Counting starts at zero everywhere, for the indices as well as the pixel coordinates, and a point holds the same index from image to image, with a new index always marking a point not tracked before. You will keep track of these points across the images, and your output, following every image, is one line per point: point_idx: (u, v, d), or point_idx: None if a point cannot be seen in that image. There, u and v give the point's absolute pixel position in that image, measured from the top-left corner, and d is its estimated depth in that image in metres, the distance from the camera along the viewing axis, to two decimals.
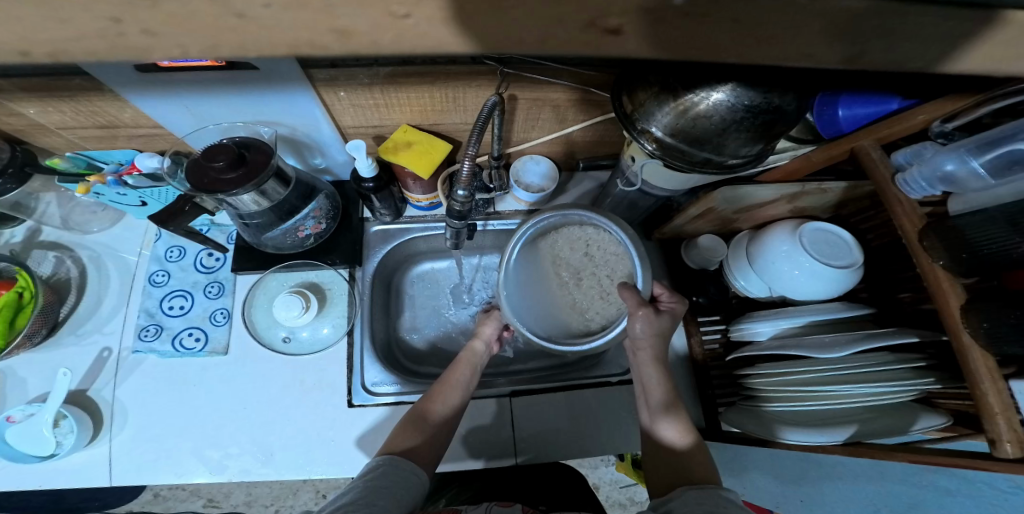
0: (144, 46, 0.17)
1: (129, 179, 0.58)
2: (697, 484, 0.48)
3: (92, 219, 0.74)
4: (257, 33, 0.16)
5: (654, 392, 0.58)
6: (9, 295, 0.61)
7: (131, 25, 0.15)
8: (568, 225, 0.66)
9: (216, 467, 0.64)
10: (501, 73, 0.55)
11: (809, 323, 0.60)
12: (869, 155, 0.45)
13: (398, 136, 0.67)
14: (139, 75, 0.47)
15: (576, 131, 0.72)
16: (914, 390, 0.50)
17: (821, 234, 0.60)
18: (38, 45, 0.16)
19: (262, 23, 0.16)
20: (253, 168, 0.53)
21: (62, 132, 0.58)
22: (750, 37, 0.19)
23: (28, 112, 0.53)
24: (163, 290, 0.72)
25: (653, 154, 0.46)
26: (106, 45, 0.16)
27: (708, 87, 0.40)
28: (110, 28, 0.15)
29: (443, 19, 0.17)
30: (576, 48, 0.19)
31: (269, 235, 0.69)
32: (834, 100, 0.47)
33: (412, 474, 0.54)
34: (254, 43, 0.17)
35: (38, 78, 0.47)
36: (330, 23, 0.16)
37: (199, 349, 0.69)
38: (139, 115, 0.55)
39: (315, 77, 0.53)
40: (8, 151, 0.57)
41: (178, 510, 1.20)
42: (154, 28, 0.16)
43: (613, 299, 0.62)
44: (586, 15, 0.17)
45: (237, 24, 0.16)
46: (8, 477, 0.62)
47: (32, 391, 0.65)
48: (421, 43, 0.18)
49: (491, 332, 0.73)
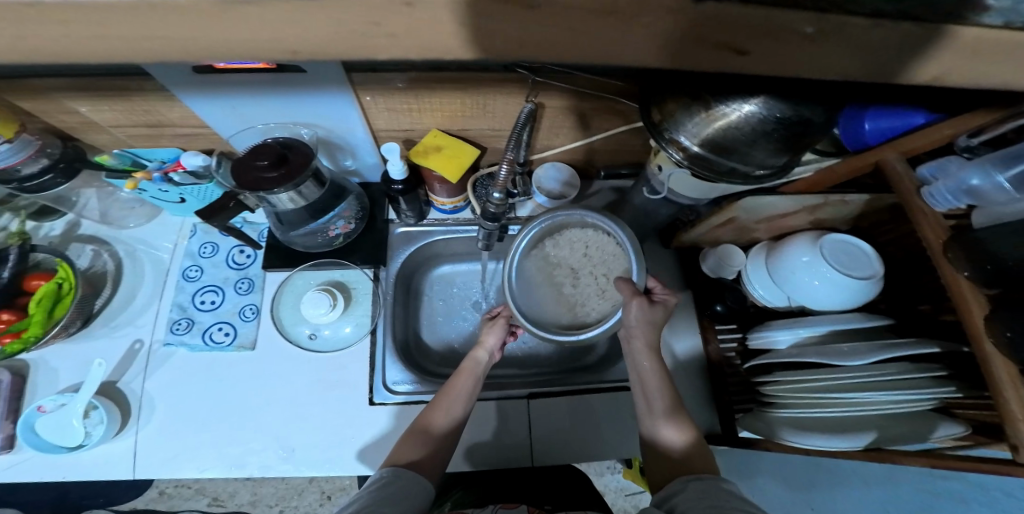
0: (381, 46, 0.20)
1: (175, 176, 0.60)
2: (696, 476, 0.50)
3: (129, 214, 0.76)
4: (465, 37, 0.19)
5: (653, 385, 0.60)
6: (48, 286, 0.63)
7: (381, 29, 0.18)
8: (569, 227, 0.68)
9: (236, 462, 0.65)
10: (530, 81, 0.57)
11: (829, 331, 0.62)
12: (894, 168, 0.46)
13: (427, 141, 0.69)
14: (193, 76, 0.49)
15: (599, 140, 0.73)
16: (934, 398, 0.51)
17: (842, 245, 0.60)
18: (301, 42, 0.19)
19: (475, 29, 0.19)
20: (294, 169, 0.55)
21: (113, 130, 0.60)
22: (863, 59, 0.21)
23: (82, 109, 0.55)
24: (195, 284, 0.73)
25: (681, 163, 0.47)
26: (350, 44, 0.19)
27: (739, 98, 0.40)
28: (367, 31, 0.18)
29: (607, 34, 0.19)
30: (698, 63, 0.22)
31: (298, 233, 0.71)
32: (861, 113, 0.49)
33: (418, 483, 0.54)
34: (456, 46, 0.20)
35: (91, 77, 0.49)
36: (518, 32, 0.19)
37: (228, 343, 0.71)
38: (188, 115, 0.57)
39: (357, 80, 0.55)
40: (60, 147, 0.61)
41: (183, 510, 1.15)
42: (397, 29, 0.18)
43: (610, 297, 0.64)
44: (719, 38, 0.20)
45: (456, 29, 0.19)
46: (32, 468, 0.63)
47: (63, 381, 0.67)
48: (578, 46, 0.20)
49: (493, 341, 0.72)
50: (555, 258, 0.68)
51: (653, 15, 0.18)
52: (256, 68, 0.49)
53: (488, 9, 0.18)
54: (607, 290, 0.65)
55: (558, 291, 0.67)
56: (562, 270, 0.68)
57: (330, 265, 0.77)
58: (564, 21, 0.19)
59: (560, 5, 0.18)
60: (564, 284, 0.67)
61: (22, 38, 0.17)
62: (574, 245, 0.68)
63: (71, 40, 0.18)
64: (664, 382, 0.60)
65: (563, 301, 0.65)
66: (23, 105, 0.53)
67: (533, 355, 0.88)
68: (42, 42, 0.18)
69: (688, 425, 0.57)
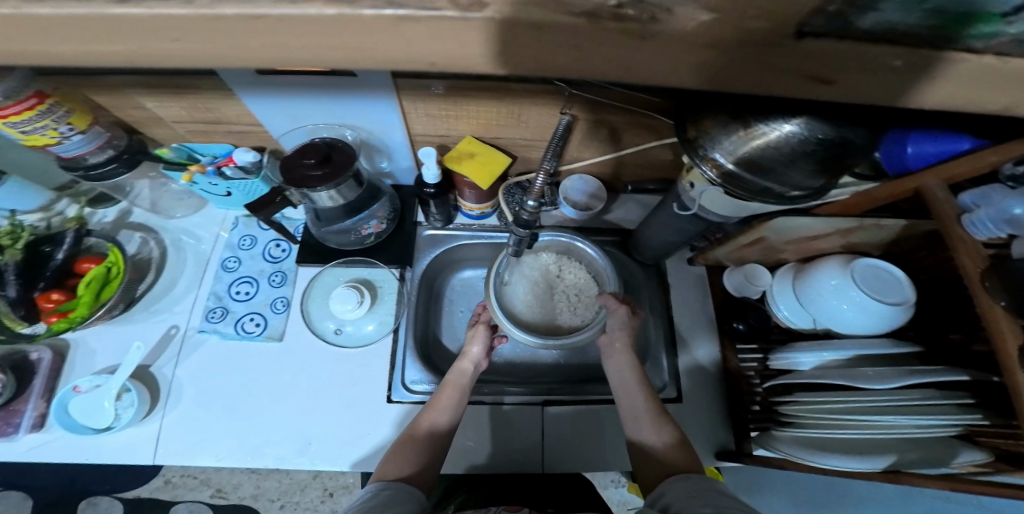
0: (500, 65, 0.21)
1: (226, 170, 0.63)
2: (681, 473, 0.51)
3: (178, 205, 0.79)
4: (577, 60, 0.20)
5: (633, 388, 0.62)
6: (99, 269, 0.68)
7: (506, 50, 0.20)
8: (543, 250, 0.75)
9: (253, 453, 0.66)
10: (567, 94, 0.59)
11: (855, 357, 0.61)
12: (935, 195, 0.45)
13: (462, 147, 0.71)
14: (254, 77, 0.52)
15: (629, 154, 0.75)
16: (960, 425, 0.50)
17: (873, 270, 0.60)
18: (428, 56, 0.20)
19: (587, 52, 0.20)
20: (337, 168, 0.58)
21: (174, 125, 0.64)
22: (948, 93, 0.22)
23: (150, 104, 0.59)
24: (232, 275, 0.76)
25: (714, 180, 0.46)
26: (474, 62, 0.21)
27: (779, 118, 0.39)
28: (495, 50, 0.20)
29: (706, 66, 0.20)
30: (782, 92, 0.23)
31: (334, 229, 0.74)
32: (903, 137, 0.47)
33: (408, 492, 0.52)
34: (566, 67, 0.21)
35: (166, 76, 0.53)
36: (623, 58, 0.20)
37: (258, 333, 0.73)
38: (245, 114, 0.60)
39: (402, 85, 0.58)
40: (125, 139, 0.64)
41: (187, 500, 1.11)
42: (518, 49, 0.20)
43: (581, 312, 0.72)
44: (810, 71, 0.21)
45: (571, 53, 0.20)
46: (60, 447, 0.64)
47: (100, 363, 0.69)
48: (673, 77, 0.22)
49: (477, 352, 0.69)
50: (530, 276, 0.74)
51: (756, 52, 0.19)
52: (310, 71, 0.52)
53: (605, 39, 0.19)
54: (579, 307, 0.72)
55: (541, 302, 0.72)
56: (545, 284, 0.74)
57: (360, 263, 0.79)
58: (672, 55, 0.20)
59: (670, 39, 0.19)
60: (546, 297, 0.73)
61: (197, 38, 0.19)
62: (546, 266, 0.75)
63: (246, 43, 0.20)
64: (644, 388, 0.62)
65: (544, 311, 0.72)
66: (98, 100, 0.58)
67: (547, 365, 0.86)
68: (214, 42, 0.20)
69: (668, 426, 0.58)
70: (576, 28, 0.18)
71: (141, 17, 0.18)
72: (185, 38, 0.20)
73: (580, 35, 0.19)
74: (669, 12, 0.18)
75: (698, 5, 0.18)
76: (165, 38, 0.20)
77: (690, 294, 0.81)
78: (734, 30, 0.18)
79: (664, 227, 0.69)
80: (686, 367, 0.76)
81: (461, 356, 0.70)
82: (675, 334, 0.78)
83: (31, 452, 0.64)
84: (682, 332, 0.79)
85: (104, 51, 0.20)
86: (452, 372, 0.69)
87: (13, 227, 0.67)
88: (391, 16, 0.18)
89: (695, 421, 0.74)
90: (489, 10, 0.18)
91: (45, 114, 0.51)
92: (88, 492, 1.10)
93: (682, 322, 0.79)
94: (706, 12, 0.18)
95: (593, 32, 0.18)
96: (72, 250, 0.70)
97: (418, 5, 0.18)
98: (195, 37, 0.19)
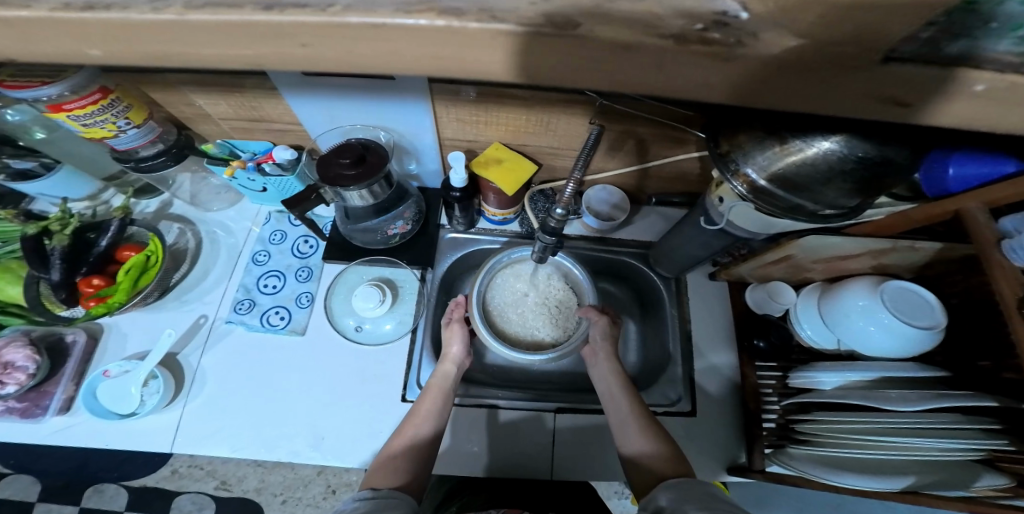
0: (583, 78, 0.21)
1: (265, 166, 0.67)
2: (666, 480, 0.53)
3: (215, 198, 0.82)
4: (659, 78, 0.21)
5: (619, 401, 0.65)
6: (139, 257, 0.70)
7: (593, 64, 0.20)
8: (520, 263, 0.77)
9: (269, 445, 0.67)
10: (597, 103, 0.59)
11: (880, 378, 0.60)
12: (976, 218, 0.44)
13: (490, 152, 0.72)
14: (303, 78, 0.55)
15: (656, 166, 0.75)
16: (981, 450, 0.51)
17: (903, 293, 0.59)
18: (514, 69, 0.21)
19: (670, 71, 0.20)
20: (371, 169, 0.59)
21: (221, 122, 0.69)
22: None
23: (200, 103, 0.64)
24: (262, 268, 0.78)
25: (745, 196, 0.46)
26: (562, 74, 0.21)
27: (817, 136, 0.39)
28: (581, 66, 0.20)
29: (787, 87, 0.20)
30: (857, 113, 0.23)
31: (362, 228, 0.77)
32: (945, 157, 0.45)
33: (395, 498, 0.52)
34: (646, 83, 0.21)
35: (217, 76, 0.56)
36: (704, 77, 0.20)
37: (282, 326, 0.74)
38: (287, 112, 0.64)
39: (436, 90, 0.59)
40: (174, 134, 0.69)
41: (191, 491, 1.12)
42: (605, 65, 0.20)
43: (562, 321, 0.75)
44: (890, 95, 0.21)
45: (654, 71, 0.20)
46: (86, 431, 0.66)
47: (129, 349, 0.71)
48: (749, 97, 0.22)
49: (457, 350, 0.71)
50: (510, 288, 0.76)
51: (830, 75, 0.20)
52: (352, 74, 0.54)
53: (688, 61, 0.19)
54: (558, 317, 0.75)
55: (525, 317, 0.74)
56: (528, 299, 0.75)
57: (383, 262, 0.80)
58: (749, 75, 0.20)
59: (753, 63, 0.19)
60: (529, 312, 0.75)
61: (304, 43, 0.20)
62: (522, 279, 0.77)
63: (347, 52, 0.21)
64: (631, 401, 0.64)
65: (529, 326, 0.74)
66: (153, 96, 0.63)
67: (560, 374, 0.87)
68: (320, 48, 0.20)
69: (651, 430, 0.60)
70: (662, 49, 0.19)
71: (259, 25, 0.19)
72: (292, 42, 0.20)
73: (666, 56, 0.19)
74: (758, 35, 0.19)
75: (789, 29, 0.19)
76: (283, 45, 0.20)
77: (711, 308, 0.81)
78: (820, 56, 0.19)
79: (689, 241, 0.69)
80: (703, 370, 0.76)
81: (442, 358, 0.70)
82: (690, 348, 0.78)
83: (57, 434, 0.65)
84: (700, 345, 0.78)
85: (209, 55, 0.22)
86: (436, 375, 0.69)
87: (63, 214, 0.70)
88: (491, 31, 0.18)
89: (708, 439, 0.73)
90: (582, 29, 0.19)
91: (106, 109, 0.55)
92: (96, 479, 1.11)
93: (698, 335, 0.79)
94: (797, 38, 0.19)
95: (679, 53, 0.19)
96: (115, 237, 0.71)
97: (519, 21, 0.18)
98: (299, 43, 0.20)
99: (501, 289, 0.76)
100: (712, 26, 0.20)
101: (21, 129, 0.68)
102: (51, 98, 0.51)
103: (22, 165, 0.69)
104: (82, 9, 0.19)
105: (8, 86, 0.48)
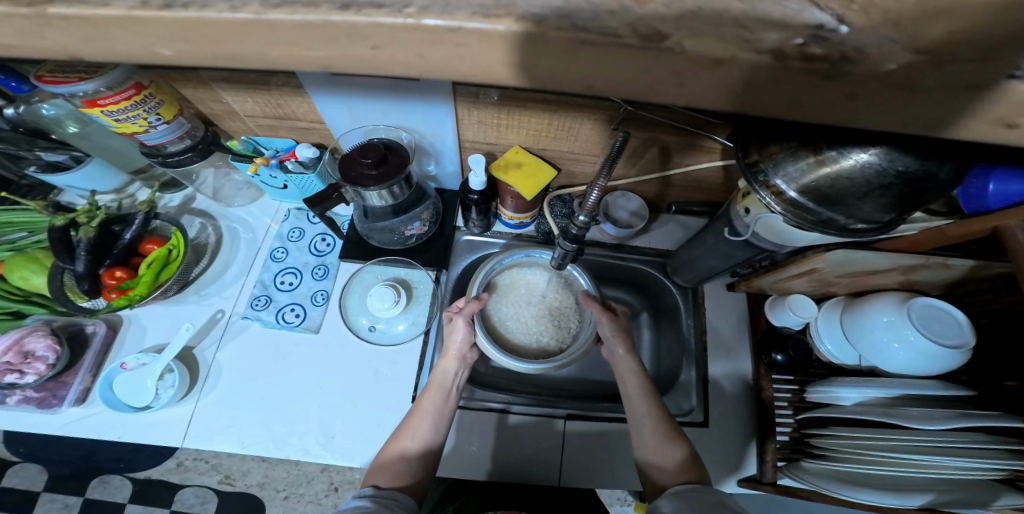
0: (662, 94, 0.19)
1: (288, 163, 0.69)
2: (671, 494, 0.51)
3: (237, 195, 0.83)
4: (740, 99, 0.19)
5: (638, 403, 0.62)
6: (161, 251, 0.70)
7: (676, 79, 0.18)
8: (517, 268, 0.78)
9: (280, 442, 0.67)
10: (623, 110, 0.58)
11: (903, 396, 0.58)
12: (1014, 235, 0.42)
13: (510, 156, 0.72)
14: (328, 77, 0.56)
15: (677, 174, 0.74)
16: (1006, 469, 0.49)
17: (932, 310, 0.58)
18: (583, 81, 0.19)
19: (755, 90, 0.18)
20: (392, 169, 0.59)
21: (247, 119, 0.69)
22: None
23: (229, 100, 0.64)
24: (279, 265, 0.78)
25: (774, 207, 0.45)
26: (640, 88, 0.19)
27: (855, 148, 0.38)
28: (663, 83, 0.18)
29: (883, 110, 0.18)
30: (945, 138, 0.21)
31: (380, 228, 0.76)
32: (986, 172, 0.44)
33: (395, 499, 0.53)
34: (722, 102, 0.19)
35: (248, 73, 0.57)
36: (792, 98, 0.18)
37: (297, 324, 0.74)
38: (312, 111, 0.65)
39: (459, 92, 0.59)
40: (202, 131, 0.69)
41: (195, 484, 1.12)
42: (686, 82, 0.18)
43: (564, 324, 0.75)
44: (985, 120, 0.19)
45: (737, 89, 0.18)
46: (102, 423, 0.67)
47: (147, 342, 0.72)
48: (834, 118, 0.20)
49: (461, 339, 0.67)
50: (510, 293, 0.76)
51: (937, 96, 0.17)
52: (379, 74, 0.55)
53: (789, 80, 0.17)
54: (559, 321, 0.75)
55: (528, 325, 0.74)
56: (527, 307, 0.75)
57: (400, 263, 0.80)
58: (842, 95, 0.18)
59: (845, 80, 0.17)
60: (530, 319, 0.75)
61: (375, 45, 0.19)
62: (518, 285, 0.77)
63: (414, 54, 0.19)
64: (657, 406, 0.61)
65: (532, 334, 0.73)
66: (184, 93, 0.63)
67: (571, 380, 0.86)
68: (392, 52, 0.19)
69: (672, 433, 0.59)
70: (757, 65, 0.17)
71: (332, 25, 0.18)
72: (363, 44, 0.19)
73: (756, 73, 0.17)
74: (863, 50, 0.17)
75: (905, 46, 0.17)
76: (353, 47, 0.19)
77: (730, 320, 0.79)
78: (938, 76, 0.16)
79: (710, 251, 0.68)
80: (720, 374, 0.76)
81: (444, 353, 0.68)
82: (705, 359, 0.77)
83: (72, 425, 0.66)
84: (715, 356, 0.77)
85: (277, 55, 0.20)
86: (436, 371, 0.67)
87: (91, 207, 0.70)
88: (570, 39, 0.17)
89: (722, 451, 0.71)
90: (671, 41, 0.17)
91: (139, 104, 0.56)
92: (102, 469, 1.12)
93: (713, 346, 0.78)
94: (913, 55, 0.17)
95: (778, 71, 0.17)
96: (139, 230, 0.72)
97: (601, 31, 0.17)
98: (369, 45, 0.19)
99: (501, 295, 0.76)
100: (811, 39, 0.17)
101: (55, 124, 0.68)
102: (88, 92, 0.52)
103: (54, 158, 0.72)
104: (150, 8, 0.18)
105: (49, 82, 0.51)
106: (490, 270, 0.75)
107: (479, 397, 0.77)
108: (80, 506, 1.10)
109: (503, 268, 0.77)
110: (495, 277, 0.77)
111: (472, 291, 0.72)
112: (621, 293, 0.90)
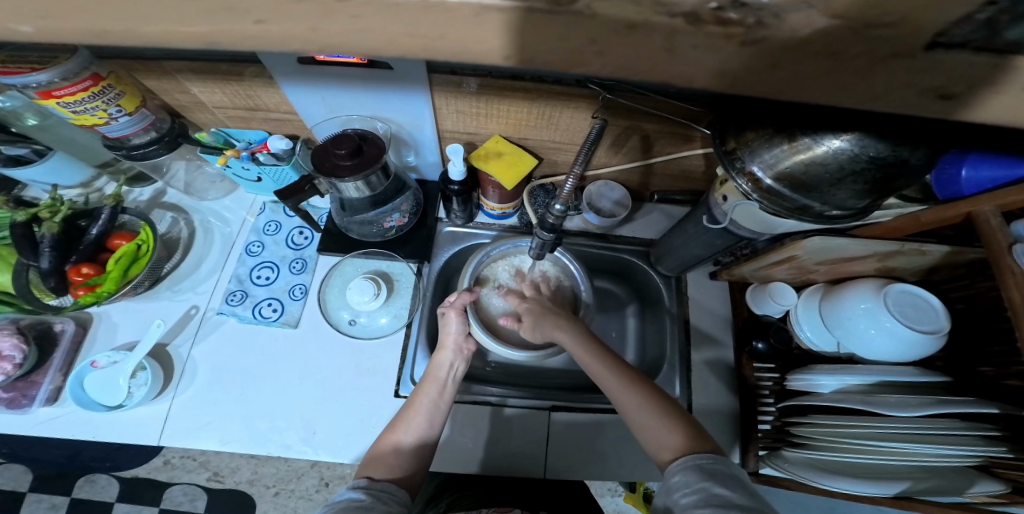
0: (589, 63, 0.18)
1: (259, 155, 0.68)
2: (707, 453, 0.49)
3: (210, 188, 0.81)
4: (667, 67, 0.17)
5: (665, 434, 0.53)
6: (130, 246, 0.69)
7: (594, 46, 0.17)
8: (509, 256, 0.77)
9: (260, 438, 0.66)
10: (602, 98, 0.57)
11: (880, 382, 0.58)
12: (987, 221, 0.43)
13: (490, 146, 0.71)
14: (299, 66, 0.54)
15: (660, 162, 0.73)
16: (981, 456, 0.50)
17: (907, 296, 0.58)
18: (496, 50, 0.17)
19: (679, 59, 0.17)
20: (367, 160, 0.58)
21: (216, 110, 0.67)
22: None
23: (195, 90, 0.62)
24: (256, 259, 0.77)
25: (749, 194, 0.45)
26: (561, 54, 0.17)
27: (828, 133, 0.38)
28: (579, 47, 0.17)
29: (824, 82, 0.17)
30: None
31: (359, 221, 0.74)
32: (959, 158, 0.44)
33: (390, 493, 0.53)
34: (649, 72, 0.18)
35: (213, 62, 0.55)
36: (718, 68, 0.17)
37: (274, 318, 0.73)
38: (283, 102, 0.63)
39: (435, 81, 0.58)
40: (168, 122, 0.67)
41: (184, 481, 1.11)
42: (609, 49, 0.17)
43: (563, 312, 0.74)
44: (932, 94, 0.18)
45: (659, 57, 0.17)
46: (75, 422, 0.65)
47: (121, 338, 0.70)
48: (777, 92, 0.19)
49: (455, 332, 0.66)
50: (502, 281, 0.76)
51: (873, 65, 0.16)
52: (353, 62, 0.54)
53: (705, 47, 0.16)
54: None
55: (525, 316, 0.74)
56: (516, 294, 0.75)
57: (380, 255, 0.79)
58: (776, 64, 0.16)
59: (773, 47, 0.15)
60: None
61: (260, 18, 0.16)
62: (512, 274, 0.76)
63: (308, 28, 0.17)
64: (692, 425, 0.53)
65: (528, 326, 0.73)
66: (149, 84, 0.61)
67: (558, 375, 0.85)
68: (282, 26, 0.17)
69: (704, 435, 0.52)
70: (670, 30, 0.15)
71: None
72: (244, 19, 0.16)
73: (676, 39, 0.15)
74: (780, 15, 0.14)
75: (821, 10, 0.14)
76: (235, 21, 0.16)
77: (713, 309, 0.79)
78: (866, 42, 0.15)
79: (692, 239, 0.67)
80: (704, 361, 0.76)
81: (439, 349, 0.67)
82: (688, 350, 0.76)
83: (46, 424, 0.64)
84: (697, 347, 0.77)
85: (150, 33, 0.17)
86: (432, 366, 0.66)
87: (54, 201, 0.69)
88: (475, 5, 0.15)
89: None
90: (580, 3, 0.15)
91: (98, 95, 0.54)
92: (88, 469, 1.09)
93: (695, 334, 0.78)
94: (830, 19, 0.14)
95: (693, 36, 0.15)
96: (105, 225, 0.70)
97: None
98: (253, 19, 0.16)
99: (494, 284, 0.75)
100: (728, 4, 0.15)
101: (13, 116, 0.66)
102: (42, 83, 0.50)
103: (15, 151, 0.68)
104: None
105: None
106: (479, 262, 0.74)
107: (475, 390, 0.76)
108: (66, 506, 1.08)
109: (491, 260, 0.76)
110: (482, 273, 0.76)
111: (463, 284, 0.72)
112: (607, 284, 0.90)
